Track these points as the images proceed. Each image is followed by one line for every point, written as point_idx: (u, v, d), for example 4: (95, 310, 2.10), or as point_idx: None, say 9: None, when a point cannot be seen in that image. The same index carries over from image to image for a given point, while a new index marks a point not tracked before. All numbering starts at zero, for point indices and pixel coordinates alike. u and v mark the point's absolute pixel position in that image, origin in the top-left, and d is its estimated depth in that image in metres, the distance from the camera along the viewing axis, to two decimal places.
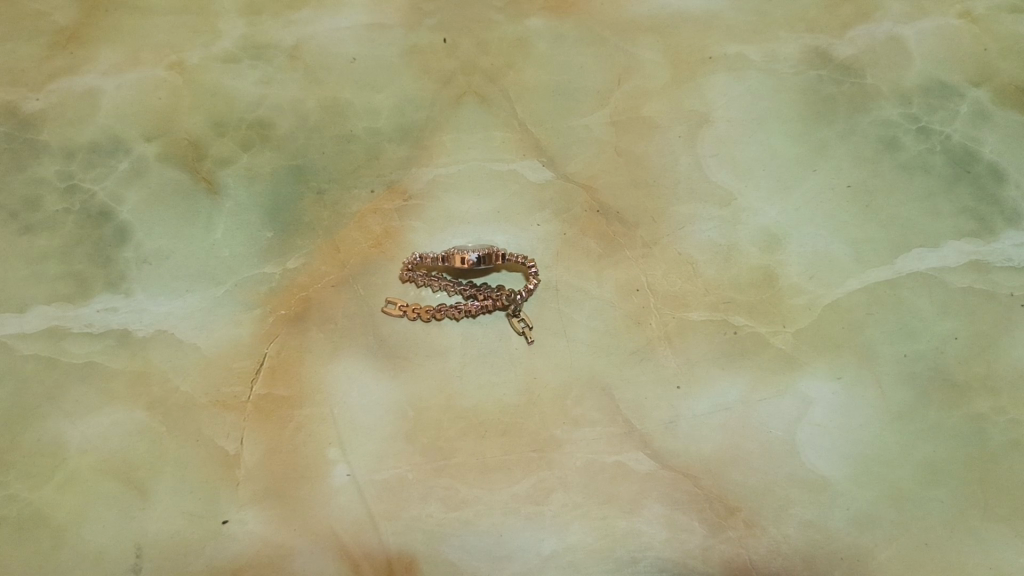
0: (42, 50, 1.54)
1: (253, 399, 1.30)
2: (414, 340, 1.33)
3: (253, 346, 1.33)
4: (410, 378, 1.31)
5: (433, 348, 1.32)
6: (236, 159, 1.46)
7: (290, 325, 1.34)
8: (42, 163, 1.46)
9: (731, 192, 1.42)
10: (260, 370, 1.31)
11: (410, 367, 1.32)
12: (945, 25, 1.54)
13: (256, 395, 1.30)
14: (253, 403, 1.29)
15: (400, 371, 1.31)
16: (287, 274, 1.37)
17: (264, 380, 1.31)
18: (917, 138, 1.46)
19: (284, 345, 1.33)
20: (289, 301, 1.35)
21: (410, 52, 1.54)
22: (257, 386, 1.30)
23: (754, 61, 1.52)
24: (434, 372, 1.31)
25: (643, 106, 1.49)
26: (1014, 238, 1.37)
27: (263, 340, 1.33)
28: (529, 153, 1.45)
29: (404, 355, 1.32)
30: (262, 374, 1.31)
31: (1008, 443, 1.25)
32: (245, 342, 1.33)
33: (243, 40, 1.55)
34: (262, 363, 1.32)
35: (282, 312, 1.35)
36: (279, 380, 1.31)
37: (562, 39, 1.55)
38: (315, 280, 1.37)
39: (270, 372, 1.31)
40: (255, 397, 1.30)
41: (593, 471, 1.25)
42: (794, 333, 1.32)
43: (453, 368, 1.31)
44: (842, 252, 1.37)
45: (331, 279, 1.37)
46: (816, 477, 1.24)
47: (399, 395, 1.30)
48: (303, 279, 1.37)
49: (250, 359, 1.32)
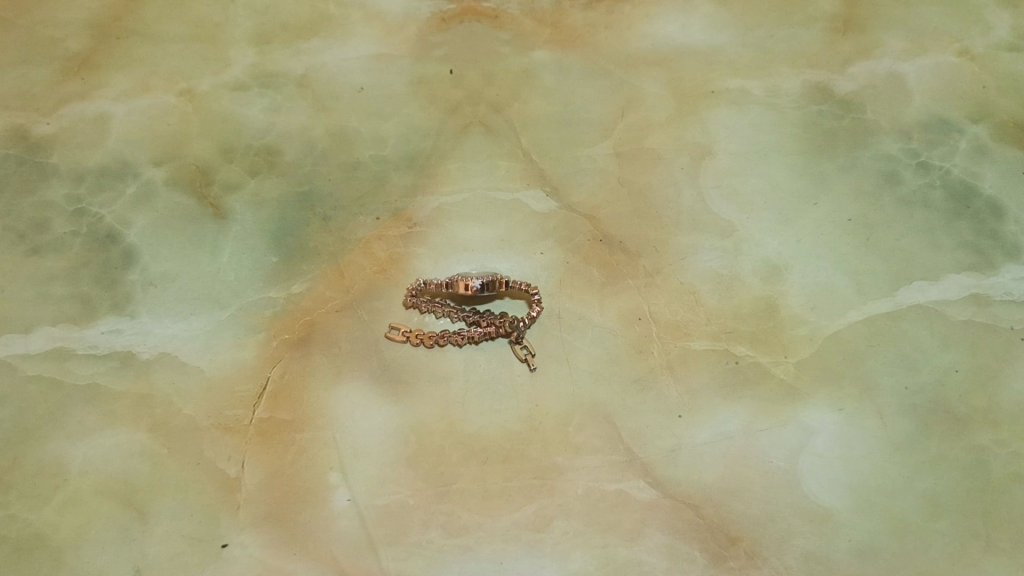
0: (52, 75, 1.55)
1: (256, 422, 1.30)
2: (419, 365, 1.33)
3: (256, 369, 1.33)
4: (413, 402, 1.31)
5: (437, 375, 1.33)
6: (244, 185, 1.48)
7: (295, 350, 1.34)
8: (51, 186, 1.47)
9: (732, 223, 1.43)
10: (264, 394, 1.32)
11: (415, 391, 1.32)
12: (945, 63, 1.56)
13: (259, 419, 1.30)
14: (256, 426, 1.30)
15: (403, 397, 1.32)
16: (291, 298, 1.38)
17: (267, 404, 1.31)
18: (917, 172, 1.48)
19: (288, 369, 1.33)
20: (294, 325, 1.36)
21: (417, 82, 1.56)
22: (261, 410, 1.31)
23: (756, 96, 1.54)
24: (436, 396, 1.31)
25: (647, 138, 1.51)
26: (1014, 272, 1.39)
27: (267, 363, 1.33)
28: (533, 182, 1.47)
29: (408, 379, 1.33)
30: (266, 398, 1.31)
31: (1010, 476, 1.26)
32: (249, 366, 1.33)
33: (251, 68, 1.56)
34: (265, 386, 1.32)
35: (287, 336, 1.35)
36: (283, 404, 1.31)
37: (567, 71, 1.57)
38: (319, 305, 1.38)
39: (273, 396, 1.32)
40: (259, 420, 1.30)
41: (594, 498, 1.25)
42: (795, 363, 1.32)
43: (456, 394, 1.32)
44: (843, 284, 1.38)
45: (335, 303, 1.38)
46: (817, 508, 1.24)
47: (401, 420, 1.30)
48: (308, 303, 1.38)
49: (255, 381, 1.32)
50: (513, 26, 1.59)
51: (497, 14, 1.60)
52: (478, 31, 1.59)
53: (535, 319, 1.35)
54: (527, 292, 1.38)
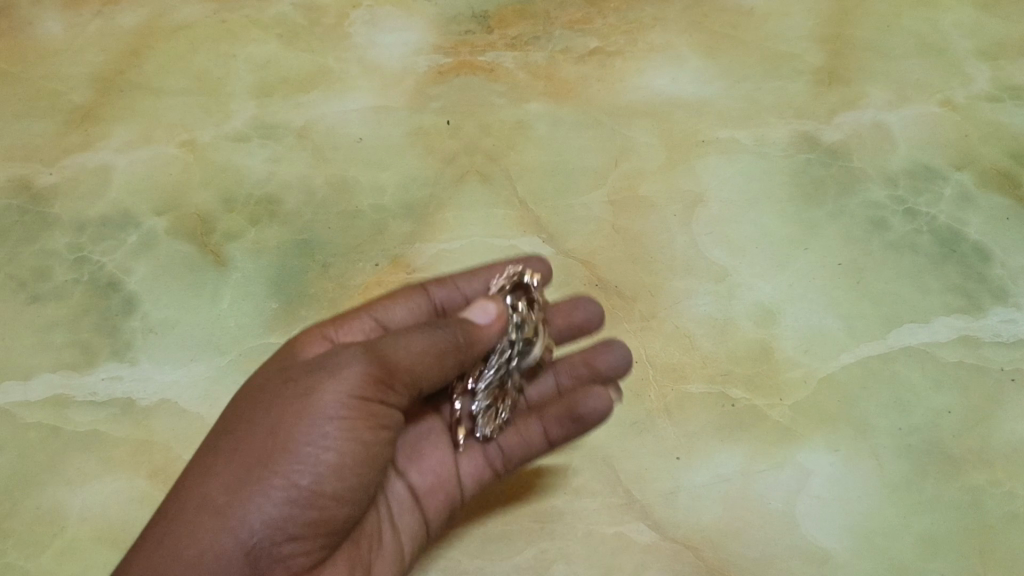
0: (59, 128, 1.61)
1: (313, 496, 0.99)
2: (415, 429, 1.26)
3: (286, 465, 0.99)
4: (418, 478, 1.22)
5: (443, 441, 1.26)
6: (244, 234, 1.50)
7: (387, 403, 1.05)
8: (53, 236, 1.50)
9: (725, 268, 1.46)
10: (320, 456, 1.00)
11: (415, 462, 1.23)
12: (928, 113, 1.63)
13: (323, 491, 1.00)
14: (332, 492, 1.01)
15: (394, 476, 1.21)
16: (310, 382, 1.02)
17: (302, 486, 0.99)
18: (904, 219, 1.51)
19: (354, 433, 1.02)
20: (412, 358, 1.05)
21: (416, 134, 1.61)
22: (322, 482, 1.00)
23: (744, 145, 1.59)
24: (452, 466, 1.24)
25: (639, 185, 1.55)
26: (1002, 314, 1.41)
27: (298, 453, 0.99)
28: (529, 229, 1.50)
29: (421, 449, 1.24)
30: (351, 459, 1.02)
31: (1006, 515, 1.24)
32: (271, 450, 0.99)
33: (253, 121, 1.62)
34: (308, 462, 0.99)
35: (348, 418, 1.01)
36: (371, 458, 1.05)
37: (561, 122, 1.62)
38: (452, 322, 1.12)
39: (355, 454, 1.03)
40: (306, 495, 0.99)
41: (594, 541, 1.24)
42: (791, 406, 1.33)
43: (580, 404, 1.25)
44: (836, 327, 1.40)
45: (477, 332, 1.15)
46: (817, 549, 1.22)
47: (441, 496, 1.23)
48: (377, 366, 1.02)
49: (285, 460, 0.99)
50: (508, 79, 1.68)
51: (493, 68, 1.69)
52: (473, 83, 1.67)
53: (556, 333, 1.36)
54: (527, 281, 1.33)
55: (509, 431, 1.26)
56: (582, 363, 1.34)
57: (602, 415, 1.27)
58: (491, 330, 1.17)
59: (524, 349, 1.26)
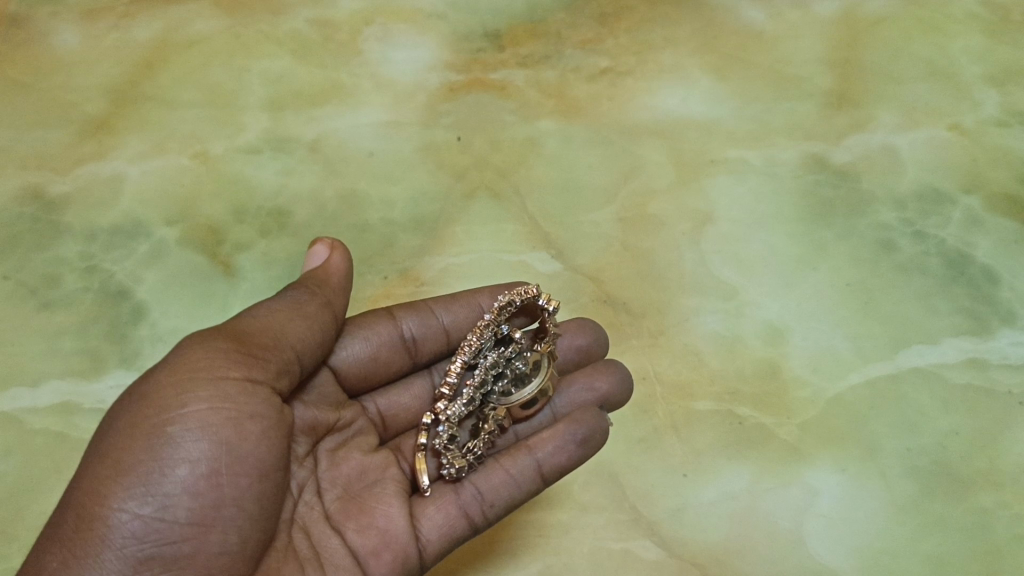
0: (73, 138, 1.62)
1: (164, 525, 0.88)
2: (367, 483, 1.14)
3: (125, 497, 0.87)
4: (358, 540, 1.07)
5: (396, 498, 1.12)
6: (253, 245, 1.51)
7: (246, 381, 0.96)
8: (64, 243, 1.51)
9: (734, 286, 1.46)
10: (167, 474, 0.89)
11: (356, 520, 1.09)
12: (937, 136, 1.64)
13: (177, 515, 0.88)
14: (190, 513, 0.89)
15: (331, 534, 1.07)
16: (145, 389, 0.93)
17: (146, 517, 0.87)
18: (913, 241, 1.52)
19: (206, 434, 0.91)
20: (268, 323, 1.02)
21: (427, 148, 1.62)
22: (172, 505, 0.88)
23: (753, 164, 1.60)
24: (403, 522, 1.08)
25: (648, 204, 1.55)
26: (1011, 337, 1.41)
27: (136, 481, 0.88)
28: (538, 245, 1.51)
29: (365, 506, 1.10)
30: (210, 464, 0.91)
31: (1014, 538, 1.23)
32: (112, 473, 0.88)
33: (265, 134, 1.64)
34: (150, 486, 0.88)
35: (196, 414, 0.91)
36: (240, 462, 0.93)
37: (571, 140, 1.63)
38: (305, 282, 1.10)
39: (217, 457, 0.91)
40: (172, 513, 0.88)
41: (601, 557, 1.23)
42: (798, 425, 1.32)
43: (574, 430, 1.16)
44: (843, 347, 1.40)
45: (326, 270, 1.12)
46: (824, 570, 1.21)
47: (391, 556, 1.05)
48: (224, 344, 0.97)
49: (126, 483, 0.88)
50: (519, 97, 1.69)
51: (504, 86, 1.70)
52: (484, 100, 1.68)
53: (558, 358, 1.31)
54: (539, 305, 1.28)
55: (484, 469, 1.15)
56: (585, 389, 1.27)
57: (602, 435, 1.18)
58: (331, 267, 1.13)
59: (519, 369, 1.24)
